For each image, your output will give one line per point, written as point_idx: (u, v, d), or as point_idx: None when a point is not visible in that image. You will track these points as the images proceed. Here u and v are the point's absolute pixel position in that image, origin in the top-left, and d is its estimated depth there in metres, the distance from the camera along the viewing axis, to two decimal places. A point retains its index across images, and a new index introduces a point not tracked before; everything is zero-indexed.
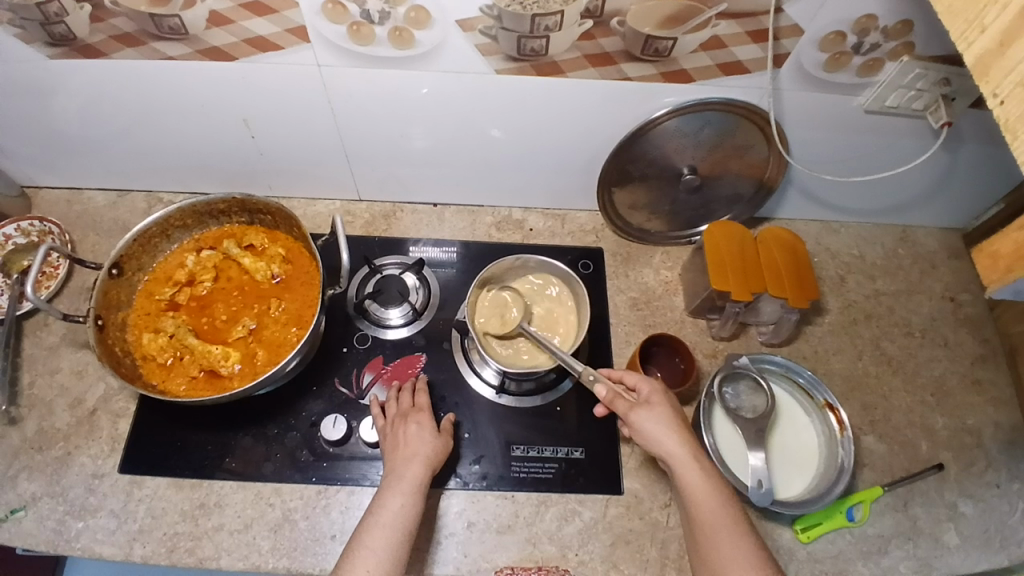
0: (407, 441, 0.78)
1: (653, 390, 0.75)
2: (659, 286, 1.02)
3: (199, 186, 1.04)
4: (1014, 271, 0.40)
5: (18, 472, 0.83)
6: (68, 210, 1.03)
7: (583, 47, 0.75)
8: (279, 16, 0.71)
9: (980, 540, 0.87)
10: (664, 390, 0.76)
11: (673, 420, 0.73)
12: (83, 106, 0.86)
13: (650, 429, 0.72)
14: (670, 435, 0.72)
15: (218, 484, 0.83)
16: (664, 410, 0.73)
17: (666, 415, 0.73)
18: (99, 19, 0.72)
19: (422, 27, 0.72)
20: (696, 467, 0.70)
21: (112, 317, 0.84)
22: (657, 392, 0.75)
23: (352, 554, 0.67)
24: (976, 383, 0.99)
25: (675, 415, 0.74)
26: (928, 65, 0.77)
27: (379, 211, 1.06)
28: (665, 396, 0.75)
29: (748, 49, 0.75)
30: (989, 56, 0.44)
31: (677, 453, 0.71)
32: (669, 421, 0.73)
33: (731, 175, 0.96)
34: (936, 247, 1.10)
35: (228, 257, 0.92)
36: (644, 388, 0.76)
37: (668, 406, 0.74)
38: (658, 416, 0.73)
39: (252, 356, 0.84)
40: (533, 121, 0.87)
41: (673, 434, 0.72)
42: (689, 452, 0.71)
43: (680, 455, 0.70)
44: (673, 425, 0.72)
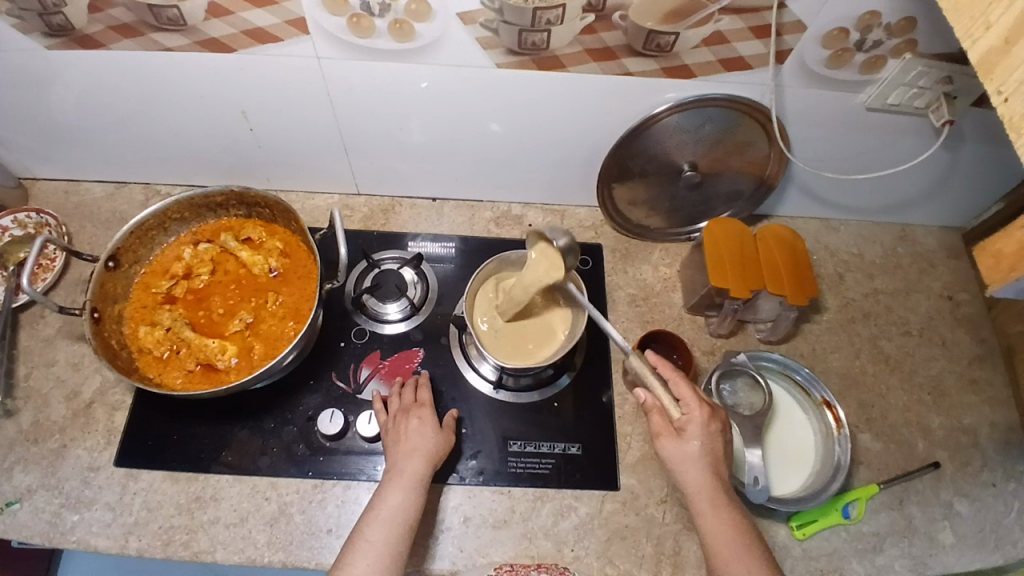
0: (407, 436, 0.78)
1: (698, 417, 0.71)
2: (658, 283, 1.02)
3: (197, 178, 1.04)
4: (1017, 270, 0.40)
5: (14, 464, 0.83)
6: (65, 201, 1.03)
7: (585, 41, 0.74)
8: (278, 8, 0.71)
9: (975, 539, 0.87)
10: (703, 420, 0.71)
11: (701, 457, 0.70)
12: (81, 96, 0.85)
13: (674, 460, 0.70)
14: (693, 470, 0.70)
15: (214, 477, 0.83)
16: (694, 446, 0.70)
17: (694, 451, 0.70)
18: (97, 9, 0.72)
19: (422, 19, 0.71)
20: (712, 508, 0.68)
21: (108, 309, 0.84)
22: (694, 421, 0.71)
23: (352, 546, 0.68)
24: (973, 383, 0.99)
25: (708, 450, 0.70)
26: (931, 63, 0.76)
27: (378, 205, 1.06)
28: (703, 428, 0.71)
29: (749, 45, 0.75)
30: (994, 54, 0.44)
31: (695, 492, 0.69)
32: (699, 456, 0.70)
33: (731, 172, 0.96)
34: (935, 246, 1.09)
35: (225, 251, 0.91)
36: (685, 409, 0.72)
37: (703, 440, 0.70)
38: (687, 449, 0.70)
39: (249, 350, 0.84)
40: (533, 115, 0.87)
41: (698, 471, 0.69)
42: (709, 493, 0.69)
43: (696, 494, 0.69)
44: (700, 462, 0.69)
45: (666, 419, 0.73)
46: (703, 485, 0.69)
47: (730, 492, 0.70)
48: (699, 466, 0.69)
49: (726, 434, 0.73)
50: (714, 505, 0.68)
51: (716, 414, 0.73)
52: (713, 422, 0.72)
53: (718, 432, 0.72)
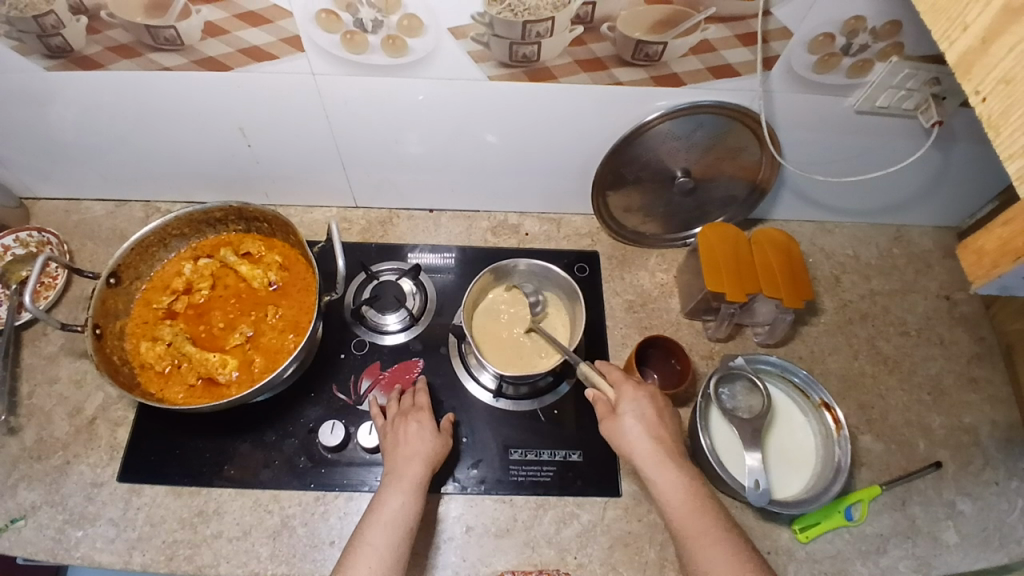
0: (406, 441, 0.78)
1: (626, 393, 0.76)
2: (654, 288, 1.03)
3: (196, 195, 1.05)
4: (1000, 267, 0.40)
5: (18, 481, 0.83)
6: (66, 220, 1.04)
7: (575, 52, 0.76)
8: (274, 26, 0.72)
9: (979, 539, 0.87)
10: (631, 394, 0.75)
11: (637, 426, 0.73)
12: (80, 115, 0.87)
13: (615, 437, 0.73)
14: (636, 441, 0.72)
15: (217, 491, 0.84)
16: (626, 417, 0.74)
17: (632, 422, 0.73)
18: (95, 30, 0.73)
19: (415, 34, 0.73)
20: (660, 473, 0.70)
21: (110, 326, 0.85)
22: (631, 390, 0.76)
23: (354, 550, 0.67)
24: (972, 381, 0.99)
25: (644, 418, 0.73)
26: (918, 65, 0.77)
27: (376, 217, 1.07)
28: (633, 400, 0.75)
29: (737, 52, 0.76)
30: (971, 54, 0.45)
31: (641, 462, 0.71)
32: (635, 426, 0.73)
33: (725, 177, 0.97)
34: (931, 247, 1.10)
35: (225, 265, 0.92)
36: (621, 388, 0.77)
37: (637, 410, 0.74)
38: (626, 421, 0.73)
39: (250, 363, 0.84)
40: (526, 126, 0.88)
41: (637, 440, 0.72)
42: (654, 459, 0.71)
43: (643, 464, 0.71)
44: (639, 433, 0.72)
45: (604, 405, 0.77)
46: (646, 454, 0.71)
47: (680, 458, 0.72)
48: (638, 435, 0.72)
49: (663, 404, 0.76)
50: (660, 468, 0.70)
51: (647, 388, 0.77)
52: (643, 395, 0.76)
53: (651, 401, 0.75)
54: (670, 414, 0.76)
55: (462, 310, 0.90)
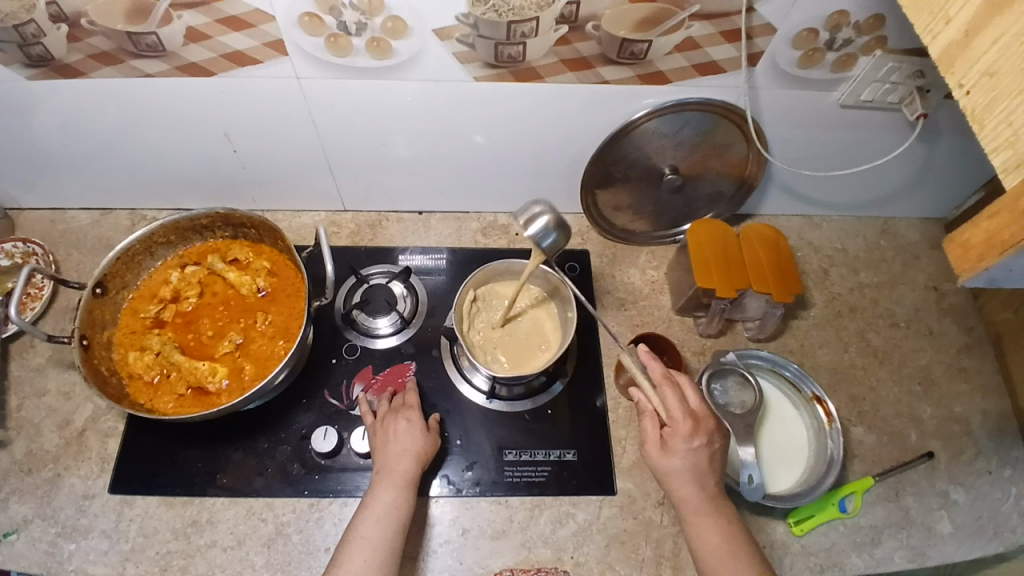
0: (395, 437, 0.78)
1: (686, 434, 0.71)
2: (645, 286, 1.03)
3: (182, 202, 1.04)
4: (986, 260, 0.41)
5: (9, 495, 0.82)
6: (51, 229, 1.03)
7: (561, 52, 0.76)
8: (256, 30, 0.71)
9: (973, 528, 0.87)
10: (688, 437, 0.71)
11: (684, 472, 0.70)
12: (63, 125, 0.86)
13: (662, 473, 0.72)
14: (681, 485, 0.71)
15: (210, 501, 0.83)
16: (676, 461, 0.71)
17: (679, 467, 0.70)
18: (76, 38, 0.72)
19: (399, 36, 0.72)
20: (700, 521, 0.70)
21: (97, 336, 0.84)
22: (682, 437, 0.71)
23: (348, 544, 0.68)
24: (962, 371, 1.00)
25: (694, 464, 0.71)
26: (901, 59, 0.78)
27: (365, 221, 1.06)
28: (687, 443, 0.71)
29: (722, 49, 0.76)
30: (954, 47, 0.45)
31: (683, 505, 0.71)
32: (682, 471, 0.71)
33: (712, 174, 0.97)
34: (918, 238, 1.11)
35: (213, 272, 0.92)
36: (673, 423, 0.72)
37: (688, 455, 0.70)
38: (672, 463, 0.71)
39: (240, 370, 0.84)
40: (514, 127, 0.88)
41: (683, 485, 0.70)
42: (695, 507, 0.70)
43: (683, 508, 0.70)
44: (685, 478, 0.70)
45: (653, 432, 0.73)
46: (687, 499, 0.70)
47: (721, 502, 0.71)
48: (685, 480, 0.70)
49: (717, 443, 0.72)
50: (700, 516, 0.70)
51: (705, 425, 0.72)
52: (699, 436, 0.71)
53: (705, 447, 0.71)
54: (721, 453, 0.73)
55: (455, 310, 0.88)
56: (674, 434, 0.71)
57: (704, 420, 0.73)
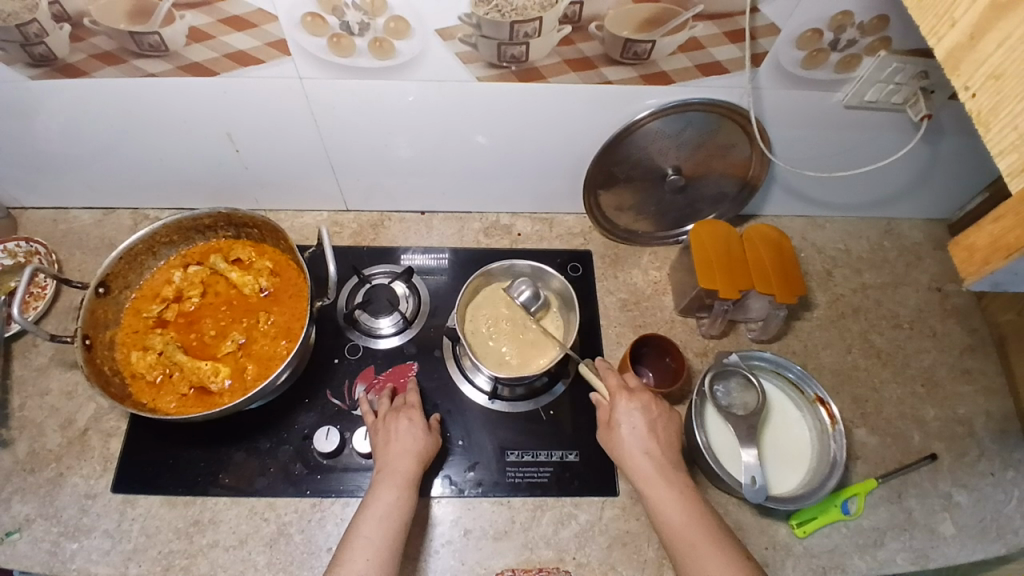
0: (397, 437, 0.78)
1: (623, 405, 0.76)
2: (648, 287, 1.03)
3: (185, 202, 1.04)
4: (990, 264, 0.41)
5: (11, 495, 0.82)
6: (54, 229, 1.03)
7: (563, 52, 0.75)
8: (259, 31, 0.71)
9: (976, 530, 0.87)
10: (624, 404, 0.76)
11: (630, 439, 0.74)
12: (65, 125, 0.86)
13: (614, 448, 0.75)
14: (631, 455, 0.73)
15: (212, 500, 0.83)
16: (621, 430, 0.75)
17: (623, 436, 0.74)
18: (79, 38, 0.72)
19: (402, 36, 0.72)
20: (654, 488, 0.71)
21: (100, 336, 0.84)
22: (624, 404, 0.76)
23: (350, 544, 0.68)
24: (965, 372, 0.99)
25: (637, 430, 0.74)
26: (905, 59, 0.78)
27: (367, 221, 1.06)
28: (626, 411, 0.76)
29: (726, 49, 0.76)
30: (959, 50, 0.45)
31: (636, 475, 0.72)
32: (627, 441, 0.74)
33: (715, 174, 0.96)
34: (922, 239, 1.10)
35: (215, 272, 0.92)
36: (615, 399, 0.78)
37: (628, 421, 0.75)
38: (618, 434, 0.75)
39: (242, 370, 0.84)
40: (517, 127, 0.88)
41: (631, 454, 0.73)
42: (648, 475, 0.72)
43: (637, 478, 0.72)
44: (632, 446, 0.73)
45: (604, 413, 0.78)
46: (639, 467, 0.72)
47: (673, 471, 0.72)
48: (632, 449, 0.73)
49: (658, 412, 0.76)
50: (653, 483, 0.71)
51: (643, 395, 0.77)
52: (636, 403, 0.76)
53: (644, 412, 0.75)
54: (666, 422, 0.76)
55: (455, 310, 0.90)
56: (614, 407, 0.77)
57: (640, 390, 0.78)
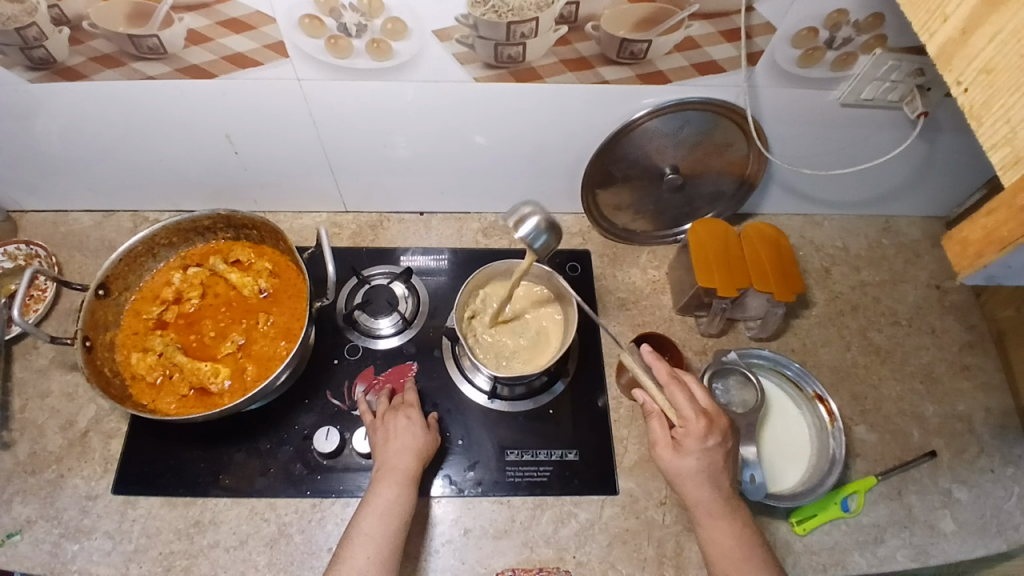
0: (396, 434, 0.78)
1: (692, 435, 0.70)
2: (646, 286, 1.03)
3: (185, 204, 1.05)
4: (984, 256, 0.41)
5: (12, 496, 0.82)
6: (53, 232, 1.03)
7: (560, 52, 0.76)
8: (257, 32, 0.72)
9: (976, 526, 0.87)
10: (700, 435, 0.70)
11: (699, 473, 0.70)
12: (64, 127, 0.86)
13: (672, 472, 0.71)
14: (694, 486, 0.70)
15: (212, 501, 0.83)
16: (689, 462, 0.70)
17: (691, 468, 0.70)
18: (78, 41, 0.73)
19: (399, 37, 0.73)
20: (713, 523, 0.70)
21: (100, 338, 0.84)
22: (695, 438, 0.70)
23: (350, 541, 0.68)
24: (964, 369, 0.99)
25: (708, 464, 0.70)
26: (901, 57, 0.78)
27: (367, 221, 1.07)
28: (701, 443, 0.70)
29: (722, 48, 0.76)
30: (952, 45, 0.45)
31: (696, 505, 0.70)
32: (692, 471, 0.70)
33: (713, 173, 0.97)
34: (920, 236, 1.11)
35: (215, 274, 0.92)
36: (686, 425, 0.71)
37: (702, 454, 0.70)
38: (684, 464, 0.71)
39: (242, 371, 0.84)
40: (514, 127, 0.88)
41: (693, 484, 0.70)
42: (708, 508, 0.70)
43: (697, 509, 0.70)
44: (698, 480, 0.70)
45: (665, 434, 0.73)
46: (700, 498, 0.70)
47: (737, 505, 0.71)
48: (698, 483, 0.70)
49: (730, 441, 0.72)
50: (714, 517, 0.70)
51: (719, 424, 0.72)
52: (713, 436, 0.71)
53: (718, 444, 0.71)
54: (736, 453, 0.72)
55: (455, 309, 0.89)
56: (682, 432, 0.71)
57: (716, 418, 0.72)
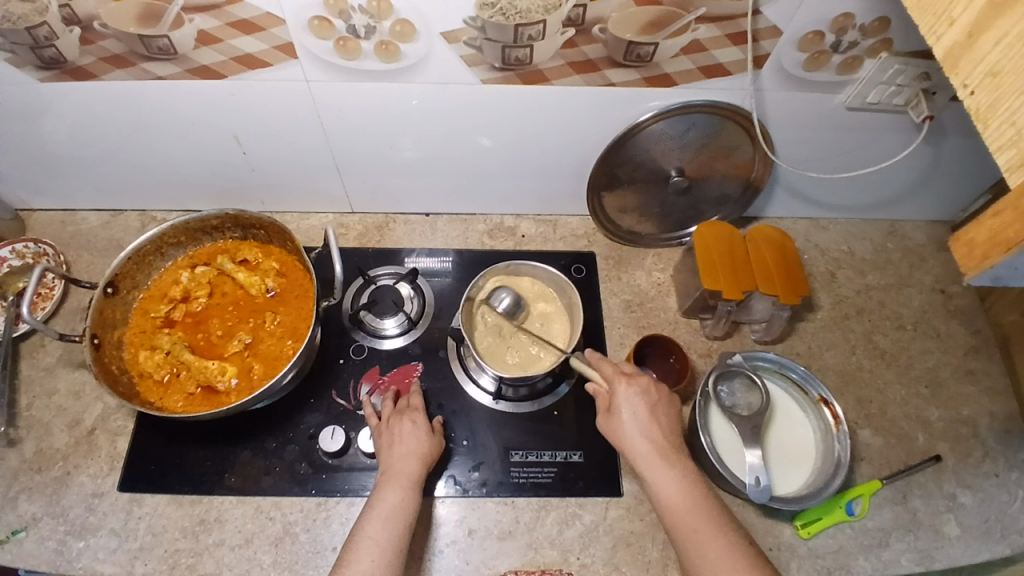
0: (401, 438, 0.79)
1: (620, 392, 0.76)
2: (652, 288, 1.03)
3: (192, 204, 1.05)
4: (990, 258, 0.41)
5: (18, 494, 0.83)
6: (62, 231, 1.04)
7: (567, 55, 0.76)
8: (267, 34, 0.72)
9: (981, 530, 0.87)
10: (623, 389, 0.76)
11: (632, 423, 0.73)
12: (73, 127, 0.87)
13: (612, 435, 0.75)
14: (631, 441, 0.73)
15: (218, 499, 0.84)
16: (621, 415, 0.74)
17: (622, 422, 0.74)
18: (88, 41, 0.73)
19: (407, 39, 0.73)
20: (655, 473, 0.70)
21: (108, 336, 0.85)
22: (621, 392, 0.75)
23: (355, 544, 0.68)
24: (969, 373, 0.99)
25: (638, 414, 0.74)
26: (907, 61, 0.78)
27: (373, 222, 1.07)
28: (625, 396, 0.75)
29: (728, 52, 0.77)
30: (958, 48, 0.45)
31: (637, 459, 0.72)
32: (627, 427, 0.73)
33: (718, 176, 0.97)
34: (925, 240, 1.11)
35: (222, 273, 0.92)
36: (613, 386, 0.77)
37: (627, 406, 0.74)
38: (618, 419, 0.74)
39: (249, 370, 0.84)
40: (520, 129, 0.88)
41: (631, 439, 0.73)
42: (649, 456, 0.71)
43: (638, 462, 0.72)
44: (633, 431, 0.73)
45: (602, 401, 0.78)
46: (641, 451, 0.72)
47: (676, 455, 0.72)
48: (632, 433, 0.73)
49: (659, 394, 0.76)
50: (654, 466, 0.70)
51: (641, 379, 0.77)
52: (636, 388, 0.76)
53: (644, 396, 0.75)
54: (666, 405, 0.75)
55: (461, 313, 0.90)
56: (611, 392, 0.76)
57: (638, 374, 0.78)
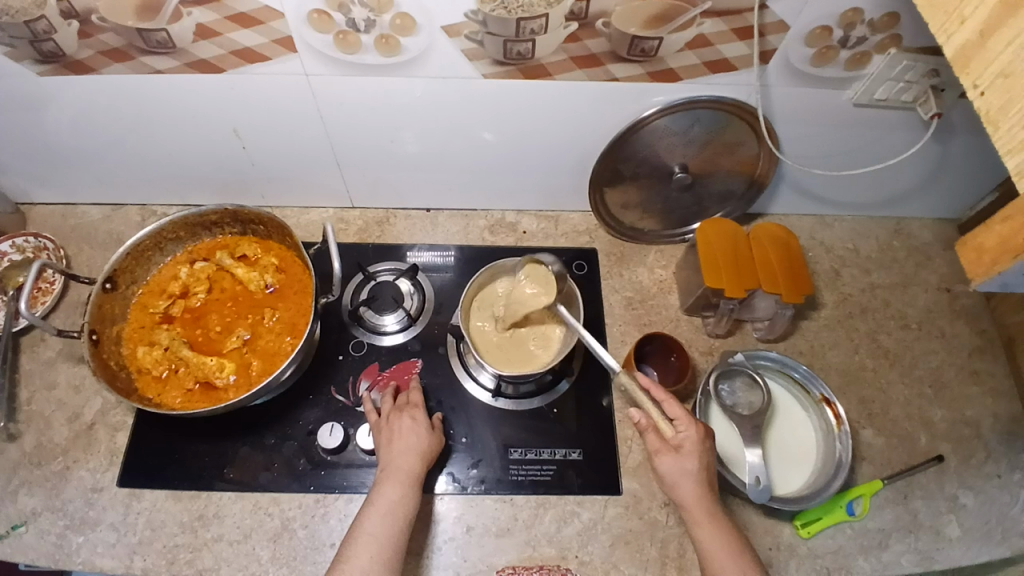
0: (400, 435, 0.78)
1: (691, 437, 0.71)
2: (653, 285, 1.02)
3: (192, 197, 1.05)
4: (999, 265, 0.40)
5: (18, 487, 0.83)
6: (62, 224, 1.04)
7: (570, 49, 0.75)
8: (266, 27, 0.71)
9: (981, 531, 0.86)
10: (697, 437, 0.71)
11: (695, 472, 0.70)
12: (74, 120, 0.86)
13: (670, 476, 0.71)
14: (687, 486, 0.70)
15: (217, 495, 0.84)
16: (687, 463, 0.70)
17: (687, 468, 0.70)
18: (87, 34, 0.72)
19: (408, 33, 0.72)
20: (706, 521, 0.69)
21: (106, 331, 0.85)
22: (693, 440, 0.71)
23: (354, 540, 0.68)
24: (973, 374, 0.98)
25: (702, 466, 0.71)
26: (917, 57, 0.77)
27: (373, 217, 1.06)
28: (696, 445, 0.71)
29: (733, 46, 0.75)
30: (970, 48, 0.44)
31: (692, 508, 0.69)
32: (692, 473, 0.70)
33: (722, 172, 0.96)
34: (931, 239, 1.09)
35: (221, 268, 0.92)
36: (682, 429, 0.72)
37: (695, 455, 0.71)
38: (677, 468, 0.71)
39: (248, 366, 0.84)
40: (522, 124, 0.87)
41: (691, 486, 0.70)
42: (699, 514, 0.69)
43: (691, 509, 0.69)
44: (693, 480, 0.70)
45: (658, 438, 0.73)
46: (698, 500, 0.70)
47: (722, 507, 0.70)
48: (691, 482, 0.70)
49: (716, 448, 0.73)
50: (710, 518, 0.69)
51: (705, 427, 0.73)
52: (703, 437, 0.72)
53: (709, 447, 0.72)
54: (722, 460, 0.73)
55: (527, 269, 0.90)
56: (681, 434, 0.72)
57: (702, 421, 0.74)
